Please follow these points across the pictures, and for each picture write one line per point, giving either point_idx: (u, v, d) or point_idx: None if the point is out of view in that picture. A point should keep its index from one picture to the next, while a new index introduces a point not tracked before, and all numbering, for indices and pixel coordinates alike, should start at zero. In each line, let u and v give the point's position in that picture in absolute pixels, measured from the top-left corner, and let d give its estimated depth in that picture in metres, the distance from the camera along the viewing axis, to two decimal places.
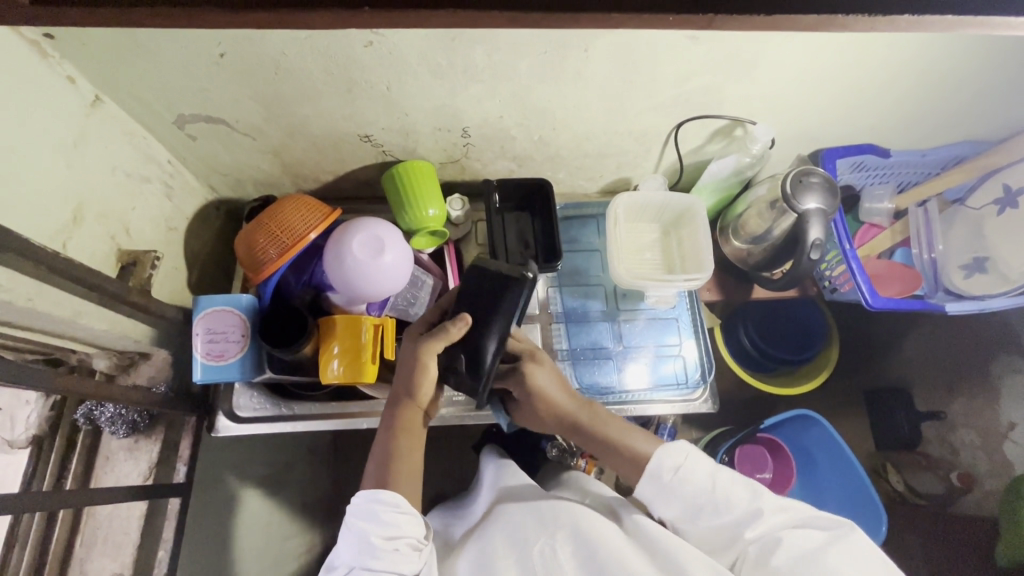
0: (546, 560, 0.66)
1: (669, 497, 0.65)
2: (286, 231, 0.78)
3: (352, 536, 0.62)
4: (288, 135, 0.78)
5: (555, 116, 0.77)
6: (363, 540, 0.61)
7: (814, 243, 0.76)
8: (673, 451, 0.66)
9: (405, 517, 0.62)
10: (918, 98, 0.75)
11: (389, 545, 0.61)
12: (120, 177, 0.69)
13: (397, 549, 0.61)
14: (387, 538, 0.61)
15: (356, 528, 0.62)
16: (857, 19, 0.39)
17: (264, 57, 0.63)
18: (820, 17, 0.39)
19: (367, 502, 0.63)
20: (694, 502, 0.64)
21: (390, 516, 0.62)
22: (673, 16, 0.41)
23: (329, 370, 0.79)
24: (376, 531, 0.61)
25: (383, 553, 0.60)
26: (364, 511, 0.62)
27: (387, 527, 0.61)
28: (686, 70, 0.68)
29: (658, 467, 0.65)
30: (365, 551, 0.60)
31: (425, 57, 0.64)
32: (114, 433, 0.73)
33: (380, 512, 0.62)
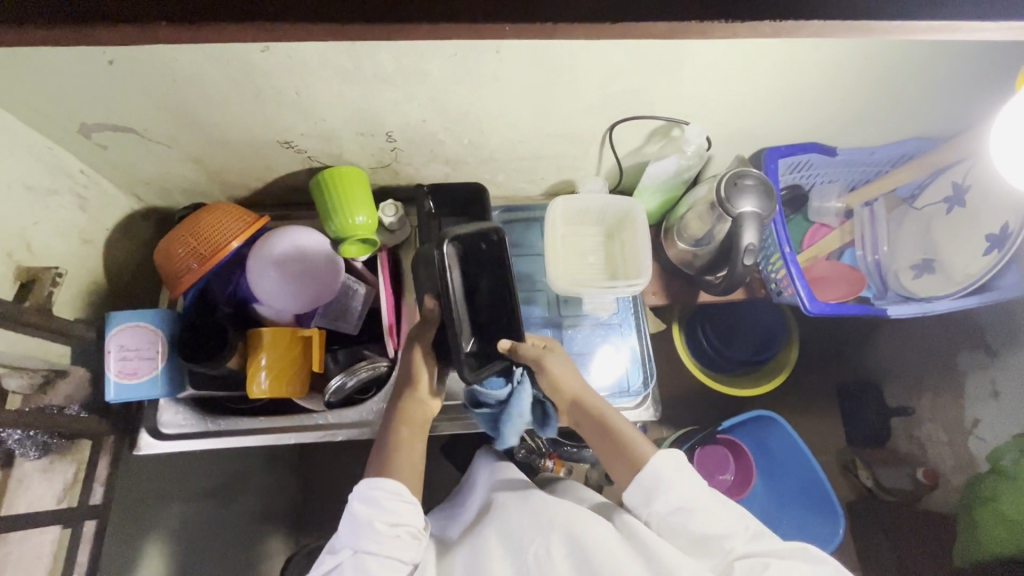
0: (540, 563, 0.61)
1: (654, 496, 0.64)
2: (205, 242, 0.75)
3: (350, 521, 0.60)
4: (204, 142, 0.75)
5: (479, 119, 0.74)
6: (364, 525, 0.59)
7: (749, 248, 0.74)
8: (667, 460, 0.66)
9: (406, 505, 0.62)
10: (858, 95, 0.72)
11: (390, 531, 0.59)
12: (20, 191, 0.66)
13: (399, 535, 0.60)
14: (389, 524, 0.60)
15: (357, 516, 0.60)
16: (716, 25, 0.38)
17: (156, 64, 0.60)
18: (670, 24, 0.37)
19: (367, 491, 0.61)
20: (679, 506, 0.63)
21: (392, 503, 0.61)
22: (513, 27, 0.38)
23: (255, 384, 0.76)
24: (379, 518, 0.60)
25: (384, 539, 0.59)
26: (363, 499, 0.61)
27: (388, 514, 0.60)
28: (606, 71, 0.65)
29: (660, 469, 0.64)
30: (365, 534, 0.58)
31: (326, 61, 0.61)
32: (25, 455, 0.68)
33: (382, 498, 0.61)
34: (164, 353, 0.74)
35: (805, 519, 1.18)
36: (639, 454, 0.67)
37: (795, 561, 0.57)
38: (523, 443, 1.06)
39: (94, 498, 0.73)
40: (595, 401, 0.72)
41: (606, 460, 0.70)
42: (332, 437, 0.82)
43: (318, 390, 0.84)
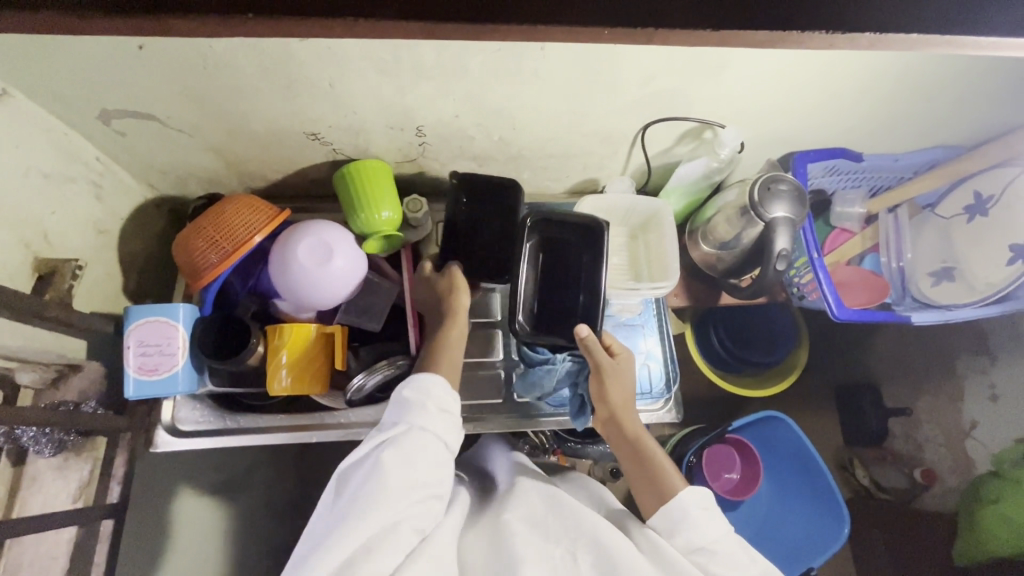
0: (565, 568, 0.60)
1: (675, 530, 0.63)
2: (228, 235, 0.73)
3: (393, 408, 0.61)
4: (228, 132, 0.72)
5: (513, 116, 0.73)
6: (408, 404, 0.60)
7: (780, 254, 0.74)
8: (697, 497, 0.65)
9: (449, 419, 0.62)
10: (893, 103, 0.72)
11: (437, 413, 0.61)
12: (37, 179, 0.63)
13: (446, 419, 0.61)
14: (438, 410, 0.61)
15: (408, 404, 0.60)
16: (814, 36, 0.36)
17: (188, 52, 0.57)
18: (771, 34, 0.37)
19: (417, 380, 0.62)
20: (701, 545, 0.61)
21: (437, 395, 0.62)
22: (611, 30, 0.37)
23: (276, 382, 0.75)
24: (429, 405, 0.61)
25: (429, 419, 0.60)
26: (409, 386, 0.62)
27: (438, 404, 0.61)
28: (648, 71, 0.64)
29: (685, 507, 0.63)
30: (417, 412, 0.60)
31: (366, 53, 0.59)
32: (40, 453, 0.67)
33: (429, 393, 0.61)
34: (186, 349, 0.71)
35: (806, 520, 1.20)
36: (669, 486, 0.66)
37: None
38: (528, 438, 1.05)
39: (109, 497, 0.74)
40: (634, 426, 0.71)
41: (635, 484, 0.69)
42: (355, 435, 0.82)
43: (339, 386, 0.83)
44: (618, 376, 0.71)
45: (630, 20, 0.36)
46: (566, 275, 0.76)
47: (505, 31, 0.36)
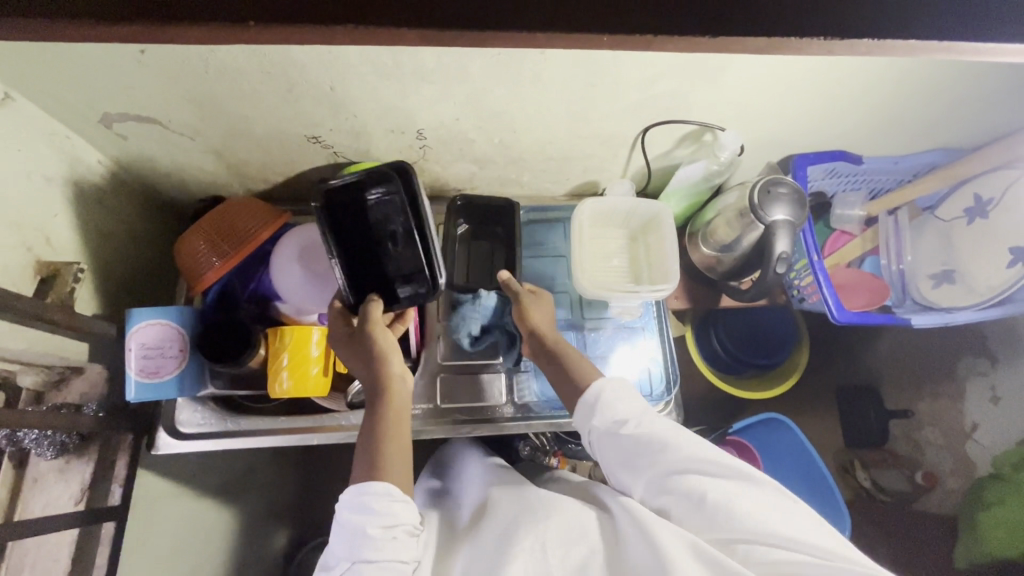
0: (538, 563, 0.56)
1: (594, 414, 0.65)
2: (229, 238, 0.74)
3: (342, 530, 0.58)
4: (229, 135, 0.73)
5: (514, 119, 0.73)
6: (358, 533, 0.57)
7: (780, 256, 0.74)
8: (615, 386, 0.66)
9: (398, 504, 0.59)
10: (893, 105, 0.72)
11: (386, 534, 0.58)
12: (38, 182, 0.64)
13: (396, 538, 0.58)
14: (382, 527, 0.58)
15: (348, 528, 0.58)
16: (812, 42, 0.36)
17: (189, 55, 0.57)
18: (772, 39, 0.37)
19: (358, 496, 0.59)
20: (616, 420, 0.64)
21: (383, 505, 0.59)
22: (610, 36, 0.37)
23: (277, 384, 0.75)
24: (371, 523, 0.58)
25: (382, 543, 0.57)
26: (354, 507, 0.59)
27: (380, 517, 0.58)
28: (649, 74, 0.64)
29: (597, 400, 0.65)
30: (364, 544, 0.56)
31: (367, 56, 0.59)
32: (41, 455, 0.67)
33: (370, 502, 0.58)
34: (187, 349, 0.72)
35: None
36: (587, 382, 0.67)
37: (733, 479, 0.58)
38: (528, 440, 1.07)
39: (111, 499, 0.72)
40: (554, 337, 0.73)
41: (560, 395, 0.70)
42: (357, 437, 0.81)
43: (340, 389, 0.83)
44: (535, 301, 0.76)
45: (628, 27, 0.36)
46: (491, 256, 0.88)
47: (504, 36, 0.36)
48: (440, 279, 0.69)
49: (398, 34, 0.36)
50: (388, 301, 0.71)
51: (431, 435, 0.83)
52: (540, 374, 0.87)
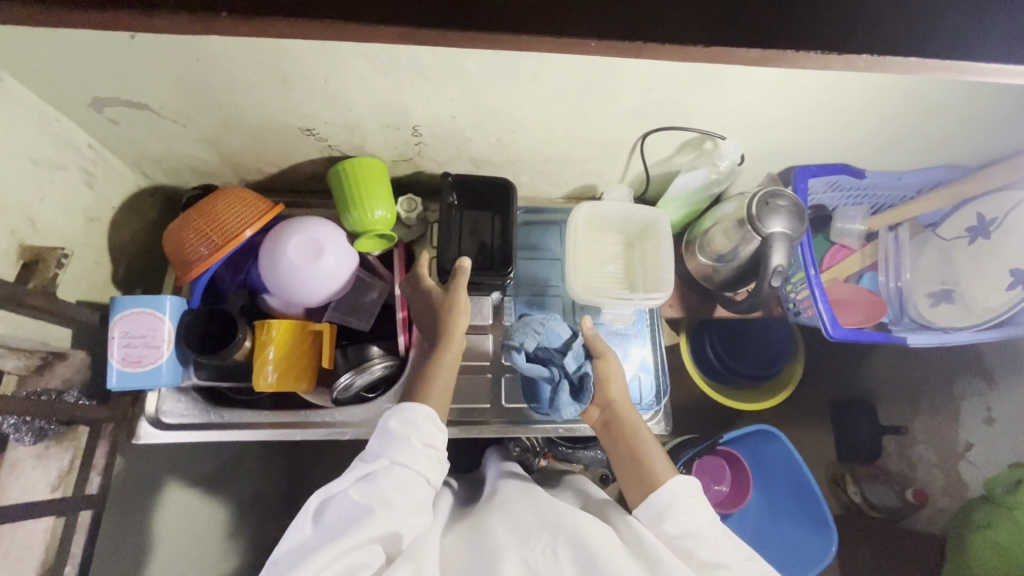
0: (546, 560, 0.59)
1: (663, 519, 0.63)
2: (218, 228, 0.73)
3: (383, 435, 0.61)
4: (221, 124, 0.72)
5: (511, 118, 0.72)
6: (397, 439, 0.60)
7: (776, 270, 0.73)
8: (685, 485, 0.65)
9: (437, 433, 0.63)
10: (896, 121, 0.71)
11: (423, 449, 0.60)
12: (26, 165, 0.63)
13: (430, 456, 0.61)
14: (422, 443, 0.61)
15: (395, 428, 0.61)
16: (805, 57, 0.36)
17: (180, 42, 0.56)
18: (762, 52, 0.36)
19: (406, 410, 0.62)
20: (690, 530, 0.62)
21: (427, 427, 0.62)
22: (596, 41, 0.36)
23: (260, 378, 0.74)
24: (415, 435, 0.61)
25: (416, 455, 0.60)
26: (399, 417, 0.62)
27: (424, 433, 0.61)
28: (648, 80, 0.63)
29: (671, 496, 0.64)
30: (400, 447, 0.59)
31: (361, 51, 0.58)
32: (20, 440, 0.65)
33: (421, 422, 0.62)
34: (171, 340, 0.71)
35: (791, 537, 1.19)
36: (657, 476, 0.66)
37: None
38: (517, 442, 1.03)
39: (90, 487, 0.72)
40: (632, 419, 0.72)
41: (620, 468, 0.70)
42: (340, 435, 0.80)
43: (325, 385, 0.82)
44: (615, 371, 0.75)
45: (615, 33, 0.36)
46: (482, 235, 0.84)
47: (489, 38, 0.36)
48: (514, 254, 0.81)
49: (379, 34, 0.35)
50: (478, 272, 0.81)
51: None
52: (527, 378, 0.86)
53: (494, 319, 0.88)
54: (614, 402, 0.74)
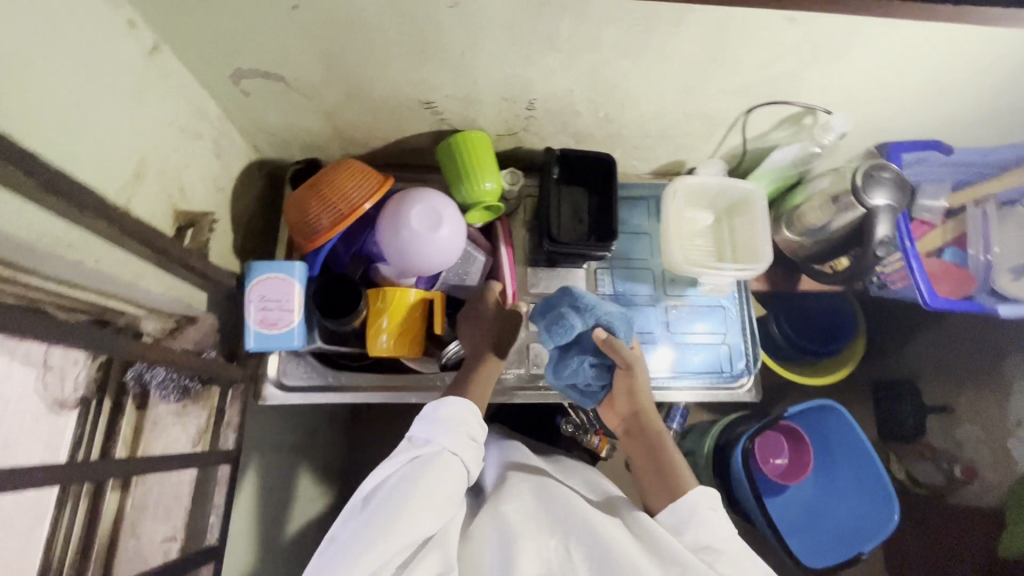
0: (562, 561, 0.64)
1: (682, 529, 0.67)
2: (341, 199, 0.75)
3: (433, 423, 0.66)
4: (346, 96, 0.74)
5: (626, 92, 0.74)
6: (449, 428, 0.66)
7: (882, 240, 0.76)
8: (705, 496, 0.68)
9: (477, 426, 0.68)
10: (1001, 93, 0.73)
11: (470, 441, 0.66)
12: (175, 133, 0.65)
13: (474, 446, 0.67)
14: (468, 437, 0.67)
15: (442, 417, 0.66)
16: None
17: (338, 12, 0.59)
18: None
19: (454, 403, 0.68)
20: (707, 544, 0.65)
21: (472, 420, 0.68)
22: None
23: (377, 343, 0.77)
24: (462, 429, 0.66)
25: (466, 446, 0.65)
26: (446, 412, 0.67)
27: (468, 427, 0.67)
28: (773, 52, 0.66)
29: (692, 505, 0.67)
30: (451, 434, 0.65)
31: (508, 21, 0.60)
32: (164, 398, 0.71)
33: (465, 412, 0.67)
34: (301, 306, 0.74)
35: (858, 511, 1.23)
36: (680, 483, 0.70)
37: None
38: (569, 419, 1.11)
39: (225, 444, 0.75)
40: (657, 427, 0.76)
41: (643, 477, 0.74)
42: None
43: (431, 353, 0.86)
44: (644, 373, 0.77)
45: None
46: (582, 209, 0.87)
47: None
48: (616, 227, 0.84)
49: None
50: (585, 245, 0.83)
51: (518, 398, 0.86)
52: None
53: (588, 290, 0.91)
54: (637, 411, 0.77)
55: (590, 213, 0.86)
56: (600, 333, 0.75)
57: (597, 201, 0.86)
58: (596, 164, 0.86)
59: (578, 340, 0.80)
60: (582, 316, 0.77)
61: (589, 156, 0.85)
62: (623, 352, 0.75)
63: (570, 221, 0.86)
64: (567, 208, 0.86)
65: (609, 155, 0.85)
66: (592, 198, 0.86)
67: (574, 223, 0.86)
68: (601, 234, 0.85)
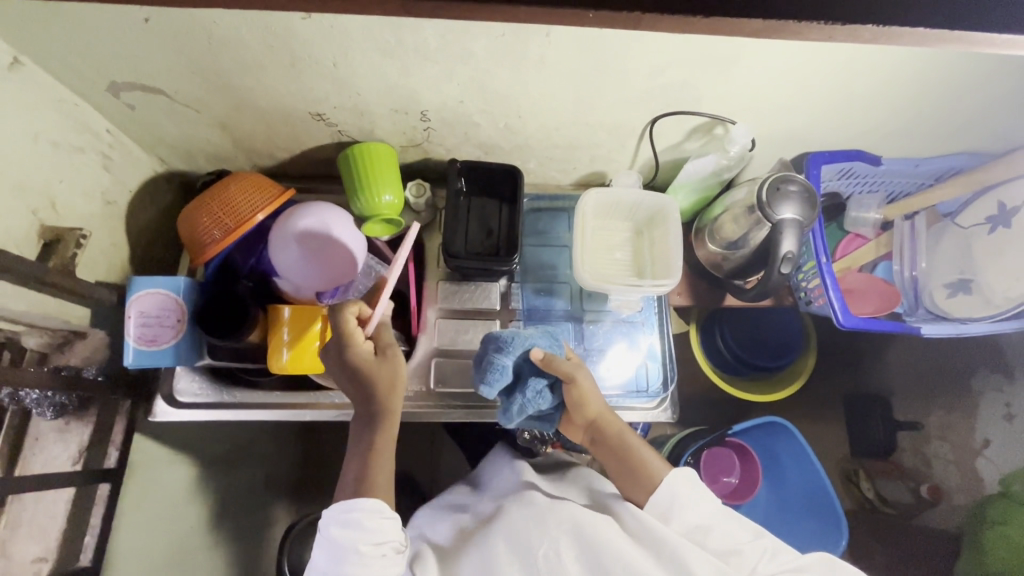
0: (550, 562, 0.62)
1: (670, 516, 0.66)
2: (230, 212, 0.74)
3: (333, 547, 0.61)
4: (234, 107, 0.73)
5: (518, 103, 0.72)
6: (349, 549, 0.60)
7: (785, 256, 0.72)
8: (681, 477, 0.69)
9: (387, 521, 0.63)
10: (912, 103, 0.69)
11: (376, 551, 0.61)
12: (46, 147, 0.64)
13: (384, 554, 0.62)
14: (374, 545, 0.61)
15: (342, 538, 0.61)
16: (812, 26, 0.37)
17: (193, 25, 0.57)
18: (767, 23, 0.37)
19: (349, 513, 0.61)
20: (695, 524, 0.66)
21: (373, 523, 0.61)
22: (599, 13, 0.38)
23: (278, 358, 0.76)
24: (363, 540, 0.61)
25: (371, 560, 0.60)
26: (343, 524, 0.61)
27: (373, 535, 0.61)
28: (657, 63, 0.63)
29: (673, 487, 0.68)
30: (350, 559, 0.60)
31: (369, 33, 0.59)
32: (42, 415, 0.69)
33: (366, 521, 0.61)
34: (183, 324, 0.73)
35: (808, 530, 1.18)
36: (655, 470, 0.70)
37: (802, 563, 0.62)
38: (525, 429, 1.02)
39: (108, 461, 0.74)
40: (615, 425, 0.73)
41: (620, 476, 0.72)
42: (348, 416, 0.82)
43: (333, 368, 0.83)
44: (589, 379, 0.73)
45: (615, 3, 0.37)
46: (489, 222, 0.84)
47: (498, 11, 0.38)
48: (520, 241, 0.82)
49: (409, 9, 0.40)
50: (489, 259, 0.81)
51: (421, 417, 0.83)
52: None
53: (501, 305, 0.88)
54: (594, 419, 0.73)
55: (498, 226, 0.83)
56: (538, 355, 0.70)
57: (504, 213, 0.84)
58: (504, 175, 0.84)
59: (518, 373, 0.75)
60: (509, 354, 0.72)
61: (496, 167, 0.83)
62: (564, 369, 0.70)
63: (477, 233, 0.83)
64: (475, 219, 0.84)
65: (516, 167, 0.83)
66: (500, 210, 0.84)
67: (482, 236, 0.83)
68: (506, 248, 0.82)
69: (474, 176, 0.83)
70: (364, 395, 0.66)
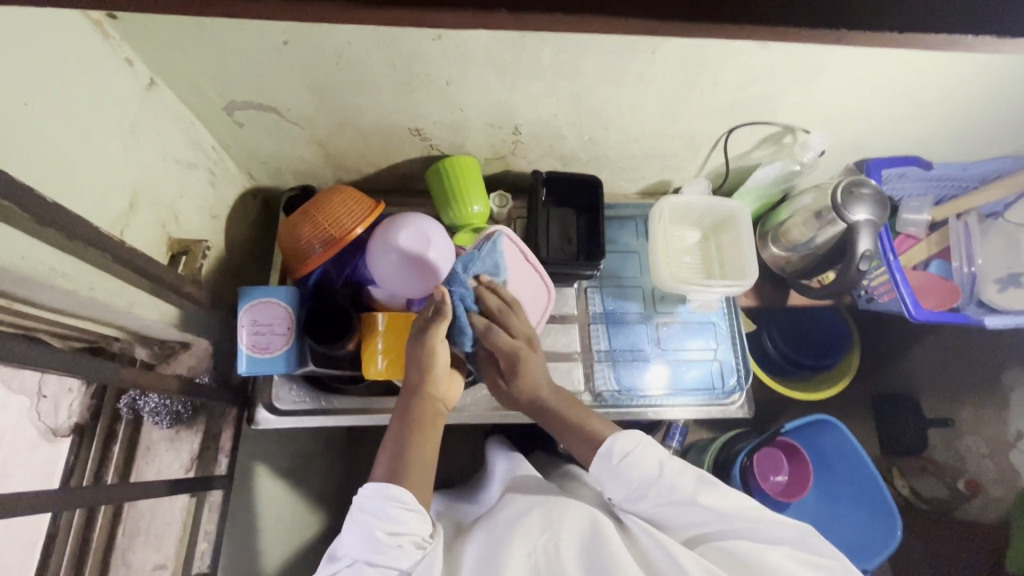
0: (543, 549, 0.65)
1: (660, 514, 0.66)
2: (333, 224, 0.77)
3: (354, 529, 0.61)
4: (338, 125, 0.76)
5: (609, 116, 0.76)
6: (368, 534, 0.59)
7: (864, 254, 0.76)
8: (632, 438, 0.67)
9: (409, 513, 0.61)
10: (973, 110, 0.75)
11: (393, 541, 0.59)
12: (171, 164, 0.68)
13: (401, 546, 0.60)
14: (391, 534, 0.60)
15: (361, 521, 0.60)
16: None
17: (328, 46, 0.61)
18: (954, 37, 0.33)
19: (374, 495, 0.61)
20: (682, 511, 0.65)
21: (396, 511, 0.60)
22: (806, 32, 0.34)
23: (373, 365, 0.77)
24: (381, 527, 0.60)
25: (387, 548, 0.59)
26: (368, 506, 0.61)
27: (393, 523, 0.60)
28: (750, 75, 0.68)
29: (608, 451, 0.66)
30: (366, 544, 0.59)
31: (490, 53, 0.63)
32: (157, 423, 0.72)
33: (389, 508, 0.60)
34: (289, 334, 0.75)
35: (862, 525, 1.21)
36: (601, 432, 0.69)
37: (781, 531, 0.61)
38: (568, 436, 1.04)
39: (218, 468, 0.75)
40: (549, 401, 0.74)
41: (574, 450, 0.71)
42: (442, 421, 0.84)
43: None
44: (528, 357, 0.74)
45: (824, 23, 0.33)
46: (570, 229, 0.88)
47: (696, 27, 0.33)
48: (604, 247, 0.85)
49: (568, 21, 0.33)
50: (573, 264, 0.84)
51: (513, 418, 0.86)
52: (616, 364, 0.90)
53: (579, 309, 0.92)
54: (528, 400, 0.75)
55: (578, 232, 0.88)
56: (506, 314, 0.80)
57: (584, 220, 0.88)
58: (583, 185, 0.88)
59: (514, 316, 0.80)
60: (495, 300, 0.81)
61: (576, 176, 0.87)
62: (503, 342, 0.72)
63: (560, 239, 0.87)
64: (557, 226, 0.88)
65: (595, 176, 0.87)
66: (581, 218, 0.88)
67: (564, 241, 0.87)
68: (593, 250, 0.86)
69: (554, 186, 0.88)
70: (416, 384, 0.69)
